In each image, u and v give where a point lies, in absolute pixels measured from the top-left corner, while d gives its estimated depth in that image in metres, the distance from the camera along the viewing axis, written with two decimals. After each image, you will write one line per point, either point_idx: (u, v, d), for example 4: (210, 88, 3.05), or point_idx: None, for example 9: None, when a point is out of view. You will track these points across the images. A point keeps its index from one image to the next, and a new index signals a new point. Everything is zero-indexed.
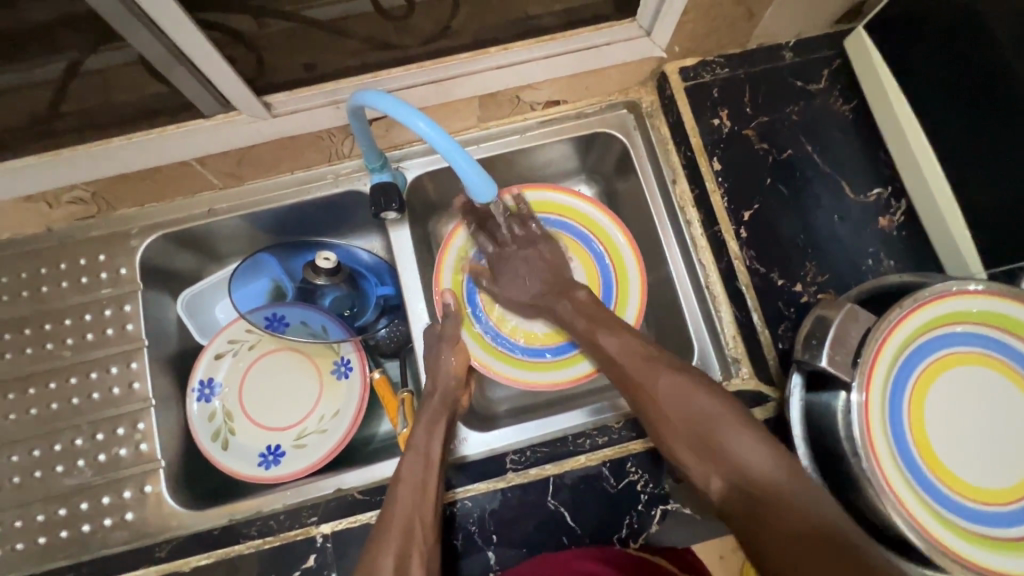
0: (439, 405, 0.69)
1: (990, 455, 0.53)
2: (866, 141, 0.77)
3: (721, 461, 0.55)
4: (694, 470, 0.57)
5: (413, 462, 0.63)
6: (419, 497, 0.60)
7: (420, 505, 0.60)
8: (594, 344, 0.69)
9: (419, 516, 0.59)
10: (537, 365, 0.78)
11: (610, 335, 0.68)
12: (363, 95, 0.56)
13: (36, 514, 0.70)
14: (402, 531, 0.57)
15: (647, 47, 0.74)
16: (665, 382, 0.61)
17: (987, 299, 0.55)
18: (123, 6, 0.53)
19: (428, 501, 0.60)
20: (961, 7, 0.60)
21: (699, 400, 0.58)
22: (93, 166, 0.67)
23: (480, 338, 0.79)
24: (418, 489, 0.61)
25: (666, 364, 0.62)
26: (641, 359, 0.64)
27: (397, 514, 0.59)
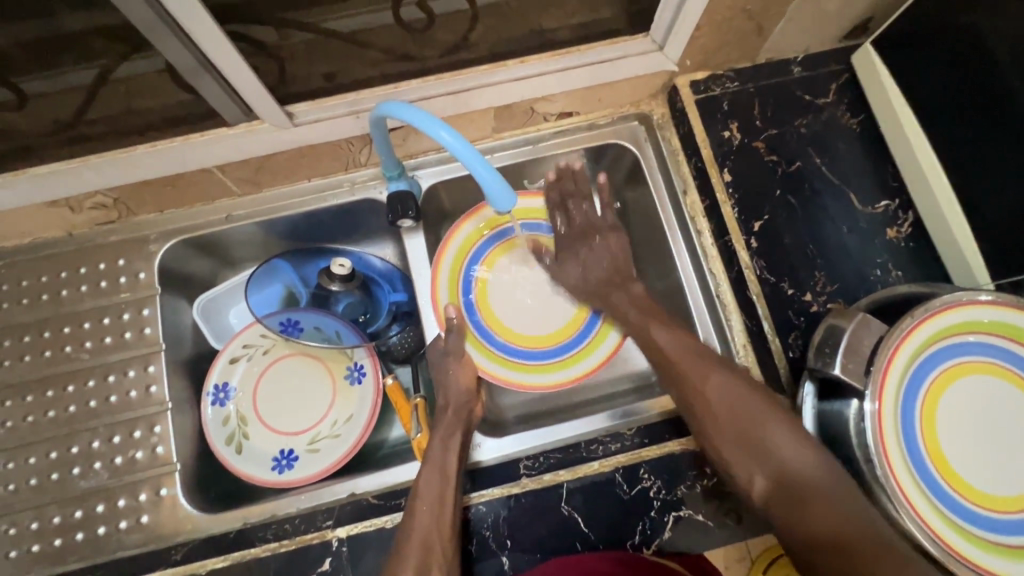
0: (454, 419, 0.70)
1: (1001, 463, 0.54)
2: (873, 154, 0.78)
3: (766, 460, 0.56)
4: (737, 469, 0.58)
5: (430, 477, 0.64)
6: (437, 513, 0.61)
7: (438, 521, 0.61)
8: (646, 337, 0.70)
9: (437, 533, 0.60)
10: (545, 367, 0.79)
11: (662, 330, 0.69)
12: (387, 107, 0.57)
13: (52, 515, 0.70)
14: (420, 549, 0.59)
15: (660, 61, 0.75)
16: (714, 381, 0.61)
17: (996, 310, 0.56)
18: (157, 19, 0.55)
19: (446, 517, 0.61)
20: (968, 25, 0.61)
21: (750, 401, 0.59)
22: (118, 173, 0.68)
23: (483, 347, 0.80)
24: (435, 505, 0.62)
25: (715, 363, 0.63)
26: (690, 354, 0.65)
27: (417, 530, 0.60)
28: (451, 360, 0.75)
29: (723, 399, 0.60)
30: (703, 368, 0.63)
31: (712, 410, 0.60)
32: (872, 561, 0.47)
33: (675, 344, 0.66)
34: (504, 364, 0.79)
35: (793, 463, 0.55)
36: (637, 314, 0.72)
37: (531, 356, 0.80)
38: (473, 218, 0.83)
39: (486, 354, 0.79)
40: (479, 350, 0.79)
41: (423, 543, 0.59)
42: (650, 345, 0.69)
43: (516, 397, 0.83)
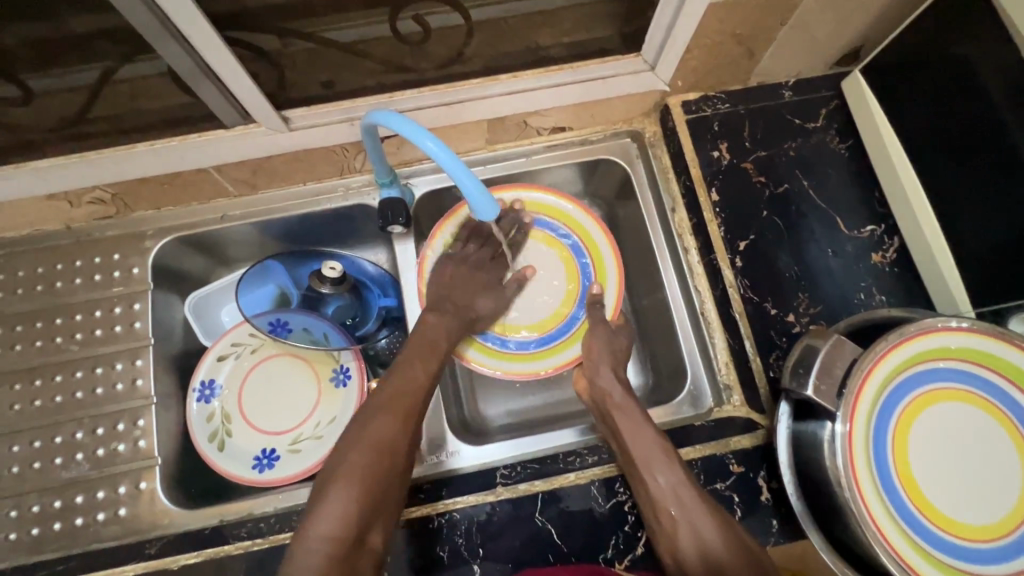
0: (428, 346, 0.70)
1: (970, 492, 0.54)
2: (859, 179, 0.79)
3: None
4: None
5: (398, 390, 0.64)
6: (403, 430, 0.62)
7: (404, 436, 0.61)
8: (592, 383, 0.72)
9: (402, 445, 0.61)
10: (539, 354, 0.81)
11: (667, 467, 0.61)
12: (376, 114, 0.59)
13: (31, 504, 0.71)
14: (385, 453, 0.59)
15: (651, 80, 0.77)
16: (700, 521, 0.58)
17: (972, 337, 0.57)
18: (158, 23, 0.57)
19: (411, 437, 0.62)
20: (956, 57, 0.62)
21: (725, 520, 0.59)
22: (117, 170, 0.70)
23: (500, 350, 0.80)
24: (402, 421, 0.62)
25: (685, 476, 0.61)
26: (669, 461, 0.62)
27: (383, 441, 0.59)
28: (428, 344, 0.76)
29: (710, 543, 0.57)
30: (698, 516, 0.58)
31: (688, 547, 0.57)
32: None
33: (678, 483, 0.60)
34: (526, 359, 0.80)
35: None
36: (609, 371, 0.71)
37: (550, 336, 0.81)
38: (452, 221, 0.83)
39: (512, 359, 0.80)
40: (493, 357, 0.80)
41: (384, 455, 0.58)
42: (646, 474, 0.61)
43: (496, 408, 0.84)
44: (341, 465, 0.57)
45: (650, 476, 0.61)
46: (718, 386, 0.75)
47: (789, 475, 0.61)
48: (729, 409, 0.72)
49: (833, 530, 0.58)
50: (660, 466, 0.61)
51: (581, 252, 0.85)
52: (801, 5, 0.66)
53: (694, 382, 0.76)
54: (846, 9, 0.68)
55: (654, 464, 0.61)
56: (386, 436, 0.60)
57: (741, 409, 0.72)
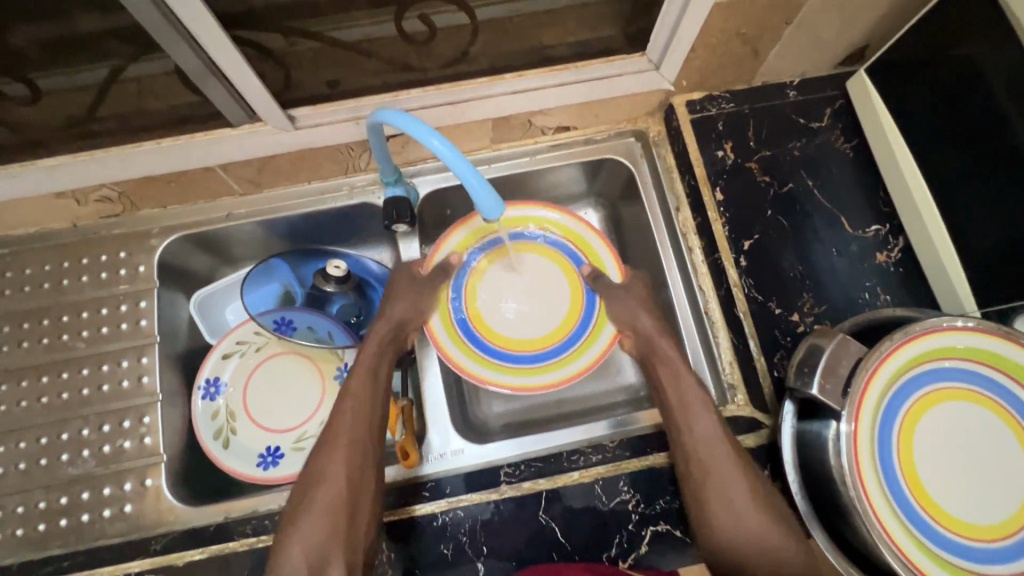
0: (370, 368, 0.69)
1: (976, 492, 0.54)
2: (864, 179, 0.79)
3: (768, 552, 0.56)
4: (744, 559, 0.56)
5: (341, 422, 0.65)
6: (351, 459, 0.62)
7: (353, 464, 0.62)
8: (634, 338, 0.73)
9: (353, 474, 0.61)
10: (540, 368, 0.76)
11: (705, 418, 0.63)
12: (380, 113, 0.59)
13: (38, 501, 0.71)
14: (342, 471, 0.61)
15: (656, 79, 0.77)
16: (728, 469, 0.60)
17: (977, 337, 0.57)
18: (167, 22, 0.57)
19: (364, 464, 0.62)
20: (962, 56, 0.62)
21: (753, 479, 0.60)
22: (124, 168, 0.71)
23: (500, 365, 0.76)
24: (349, 449, 0.62)
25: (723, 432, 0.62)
26: (710, 413, 0.63)
27: (329, 476, 0.61)
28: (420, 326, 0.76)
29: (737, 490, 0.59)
30: (727, 471, 0.60)
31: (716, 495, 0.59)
32: None
33: (714, 435, 0.62)
34: (534, 373, 0.76)
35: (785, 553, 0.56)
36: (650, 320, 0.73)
37: (550, 352, 0.77)
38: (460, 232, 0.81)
39: (518, 373, 0.76)
40: (492, 370, 0.75)
41: (332, 490, 0.60)
42: (682, 424, 0.64)
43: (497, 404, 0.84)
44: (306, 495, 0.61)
45: (687, 425, 0.63)
46: (722, 386, 0.75)
47: (794, 473, 0.61)
48: (733, 409, 0.72)
49: (837, 528, 0.58)
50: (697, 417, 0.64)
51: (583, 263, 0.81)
52: (806, 5, 0.66)
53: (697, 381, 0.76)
54: (852, 9, 0.68)
55: (691, 414, 0.64)
56: (332, 471, 0.61)
57: (745, 408, 0.71)
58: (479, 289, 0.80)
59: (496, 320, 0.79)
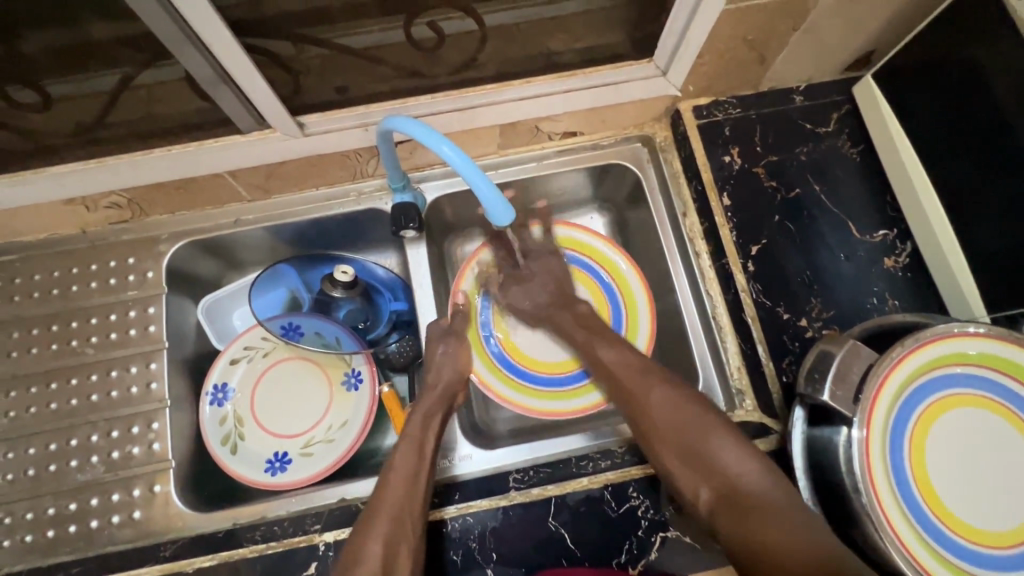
0: (417, 442, 0.66)
1: (988, 498, 0.54)
2: (871, 183, 0.79)
3: (706, 470, 0.56)
4: (682, 480, 0.58)
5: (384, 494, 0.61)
6: (389, 535, 0.57)
7: (392, 541, 0.57)
8: (594, 357, 0.72)
9: (391, 552, 0.56)
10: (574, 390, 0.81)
11: (622, 362, 0.68)
12: (394, 120, 0.60)
13: (47, 507, 0.72)
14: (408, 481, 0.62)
15: (664, 85, 0.77)
16: (720, 449, 0.57)
17: (987, 342, 0.56)
18: (178, 29, 0.57)
19: (402, 541, 0.57)
20: (971, 63, 0.62)
21: (693, 410, 0.60)
22: (134, 175, 0.71)
23: (538, 390, 0.81)
24: (390, 524, 0.58)
25: (659, 377, 0.65)
26: (637, 371, 0.67)
27: (365, 555, 0.56)
28: (451, 341, 0.77)
29: (727, 467, 0.56)
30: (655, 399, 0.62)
31: (698, 475, 0.57)
32: (782, 521, 0.50)
33: (635, 375, 0.66)
34: (569, 397, 0.81)
35: (734, 474, 0.55)
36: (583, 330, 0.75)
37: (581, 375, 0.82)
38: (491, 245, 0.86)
39: (554, 397, 0.81)
40: (529, 397, 0.81)
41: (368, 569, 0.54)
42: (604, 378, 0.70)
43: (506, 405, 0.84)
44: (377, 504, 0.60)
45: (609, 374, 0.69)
46: (730, 391, 0.75)
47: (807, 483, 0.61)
48: (742, 414, 0.72)
49: (851, 536, 0.57)
50: (667, 404, 0.61)
51: (611, 285, 0.85)
52: (814, 11, 0.66)
53: (705, 385, 0.76)
54: (859, 14, 0.68)
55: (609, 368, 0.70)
56: (370, 548, 0.56)
57: (753, 414, 0.71)
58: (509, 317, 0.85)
59: (526, 342, 0.85)
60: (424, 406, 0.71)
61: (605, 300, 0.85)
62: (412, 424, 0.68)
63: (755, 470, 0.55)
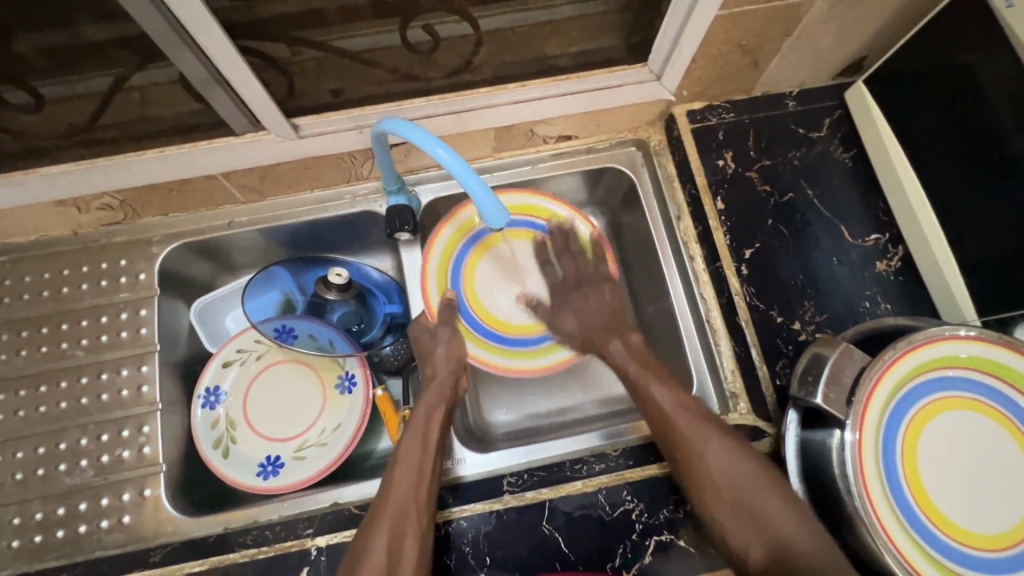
0: (420, 443, 0.66)
1: (979, 501, 0.54)
2: (863, 188, 0.80)
3: (760, 530, 0.57)
4: (733, 537, 0.58)
5: (389, 491, 0.62)
6: (393, 534, 0.58)
7: (395, 539, 0.58)
8: (642, 395, 0.67)
9: (396, 553, 0.57)
10: (536, 352, 0.81)
11: (674, 401, 0.65)
12: (388, 122, 0.60)
13: (35, 511, 0.71)
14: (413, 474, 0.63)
15: (658, 89, 0.77)
16: (771, 508, 0.57)
17: (977, 345, 0.57)
18: (172, 30, 0.57)
19: (407, 542, 0.58)
20: (961, 68, 0.63)
21: (749, 469, 0.60)
22: (127, 177, 0.71)
23: (497, 348, 0.80)
24: (394, 522, 0.59)
25: (713, 428, 0.63)
26: (693, 416, 0.63)
27: (370, 553, 0.57)
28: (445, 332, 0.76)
29: (779, 528, 0.56)
30: (709, 450, 0.61)
31: (751, 531, 0.57)
32: None
33: (686, 416, 0.63)
34: (529, 357, 0.80)
35: (787, 535, 0.55)
36: (636, 366, 0.70)
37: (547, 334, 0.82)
38: (452, 220, 0.82)
39: (512, 356, 0.80)
40: (495, 354, 0.80)
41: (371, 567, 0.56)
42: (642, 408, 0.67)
43: (500, 407, 0.84)
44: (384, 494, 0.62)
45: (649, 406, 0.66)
46: (724, 394, 0.74)
47: (800, 487, 0.61)
48: (736, 417, 0.72)
49: (845, 539, 0.57)
50: (723, 464, 0.60)
51: None
52: (806, 17, 0.67)
53: (700, 388, 0.76)
54: (849, 20, 0.69)
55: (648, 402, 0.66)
56: (372, 548, 0.57)
57: (747, 417, 0.71)
58: (477, 283, 0.83)
59: (495, 304, 0.83)
60: (427, 399, 0.70)
61: None
62: (414, 420, 0.68)
63: (806, 528, 0.56)
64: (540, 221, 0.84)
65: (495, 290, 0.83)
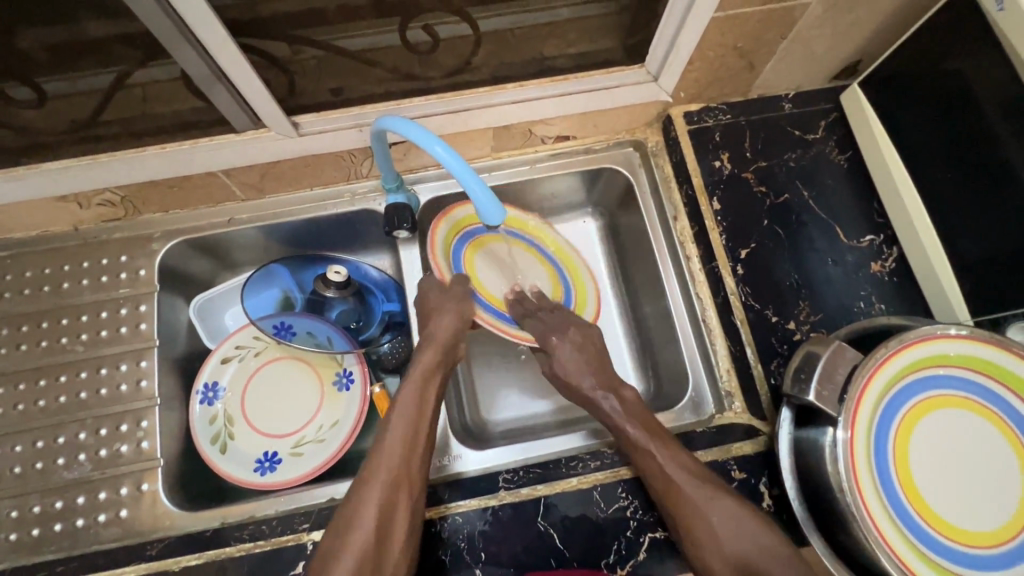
0: (415, 409, 0.66)
1: (968, 498, 0.55)
2: (858, 189, 0.81)
3: None
4: None
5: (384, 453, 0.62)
6: (388, 497, 0.59)
7: (390, 500, 0.59)
8: (633, 451, 0.65)
9: (390, 515, 0.58)
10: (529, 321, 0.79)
11: (669, 457, 0.63)
12: (389, 120, 0.60)
13: (33, 505, 0.71)
14: (403, 445, 0.63)
15: (655, 91, 0.78)
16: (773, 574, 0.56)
17: (967, 344, 0.57)
18: (176, 28, 0.58)
19: (401, 504, 0.59)
20: (954, 71, 0.63)
21: (748, 531, 0.59)
22: (128, 173, 0.71)
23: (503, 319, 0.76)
24: (389, 485, 0.60)
25: (709, 489, 0.61)
26: (689, 479, 0.62)
27: (364, 514, 0.58)
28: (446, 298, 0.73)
29: None
30: (706, 514, 0.60)
31: None
32: None
33: (682, 478, 0.61)
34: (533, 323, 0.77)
35: None
36: (632, 424, 0.66)
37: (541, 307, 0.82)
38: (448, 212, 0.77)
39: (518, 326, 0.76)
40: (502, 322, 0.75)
41: (366, 527, 0.57)
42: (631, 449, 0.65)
43: (496, 400, 0.85)
44: (372, 463, 0.62)
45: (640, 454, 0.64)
46: (719, 393, 0.75)
47: (793, 484, 0.62)
48: (730, 416, 0.73)
49: (837, 536, 0.58)
50: (732, 524, 0.59)
51: (567, 280, 0.84)
52: (801, 19, 0.68)
53: (695, 388, 0.77)
54: (844, 22, 0.70)
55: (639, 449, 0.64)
56: (366, 509, 0.58)
57: (742, 416, 0.72)
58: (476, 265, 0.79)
59: (491, 280, 0.79)
60: (424, 362, 0.69)
61: (559, 283, 0.82)
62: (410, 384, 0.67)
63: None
64: (526, 233, 0.83)
65: (494, 270, 0.80)
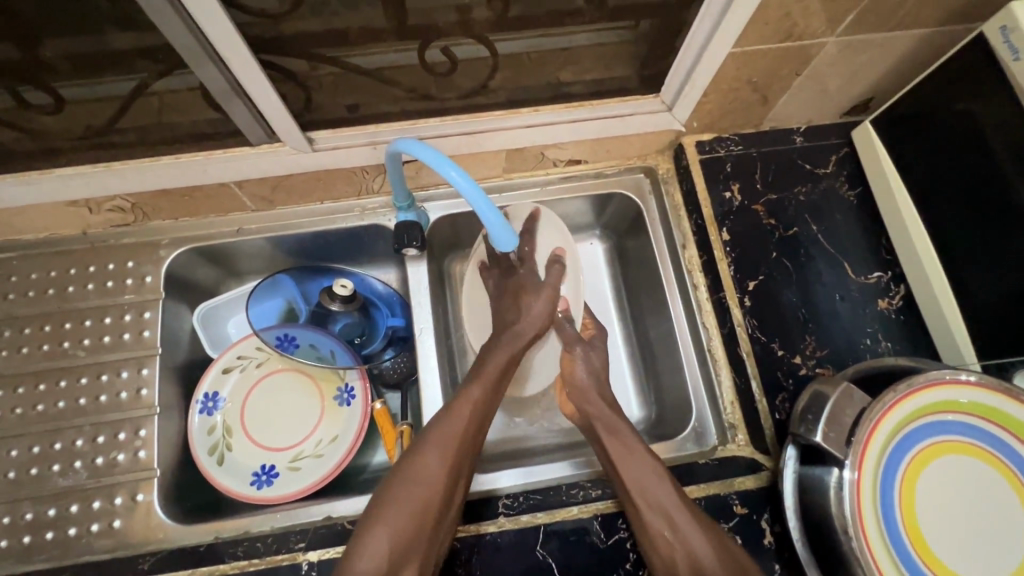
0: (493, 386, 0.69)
1: (975, 546, 0.54)
2: (867, 225, 0.81)
3: None
4: None
5: (453, 421, 0.65)
6: (454, 461, 0.63)
7: (456, 465, 0.63)
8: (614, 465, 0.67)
9: (452, 479, 0.62)
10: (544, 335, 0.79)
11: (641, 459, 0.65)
12: (402, 143, 0.61)
13: (25, 511, 0.70)
14: (476, 416, 0.67)
15: (668, 120, 0.79)
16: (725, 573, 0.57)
17: (977, 391, 0.57)
18: (198, 44, 0.58)
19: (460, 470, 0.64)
20: (967, 115, 0.64)
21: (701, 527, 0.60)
22: (141, 180, 0.71)
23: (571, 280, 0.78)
24: (458, 450, 0.64)
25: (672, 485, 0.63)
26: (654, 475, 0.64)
27: (432, 472, 0.61)
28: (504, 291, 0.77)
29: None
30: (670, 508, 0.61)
31: None
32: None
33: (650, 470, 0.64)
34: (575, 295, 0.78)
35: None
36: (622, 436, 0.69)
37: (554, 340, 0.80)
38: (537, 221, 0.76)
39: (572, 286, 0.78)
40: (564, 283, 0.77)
41: (431, 486, 0.61)
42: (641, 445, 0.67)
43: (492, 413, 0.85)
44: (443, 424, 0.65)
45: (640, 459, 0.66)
46: (722, 425, 0.75)
47: (795, 523, 0.62)
48: (734, 449, 0.73)
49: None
50: (733, 571, 0.57)
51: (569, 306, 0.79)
52: (817, 57, 0.69)
53: (698, 419, 0.76)
54: (859, 61, 0.71)
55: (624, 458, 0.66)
56: (433, 468, 0.61)
57: (745, 448, 0.73)
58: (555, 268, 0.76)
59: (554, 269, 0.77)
60: (518, 334, 0.72)
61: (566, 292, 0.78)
62: (497, 359, 0.70)
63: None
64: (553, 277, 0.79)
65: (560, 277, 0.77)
